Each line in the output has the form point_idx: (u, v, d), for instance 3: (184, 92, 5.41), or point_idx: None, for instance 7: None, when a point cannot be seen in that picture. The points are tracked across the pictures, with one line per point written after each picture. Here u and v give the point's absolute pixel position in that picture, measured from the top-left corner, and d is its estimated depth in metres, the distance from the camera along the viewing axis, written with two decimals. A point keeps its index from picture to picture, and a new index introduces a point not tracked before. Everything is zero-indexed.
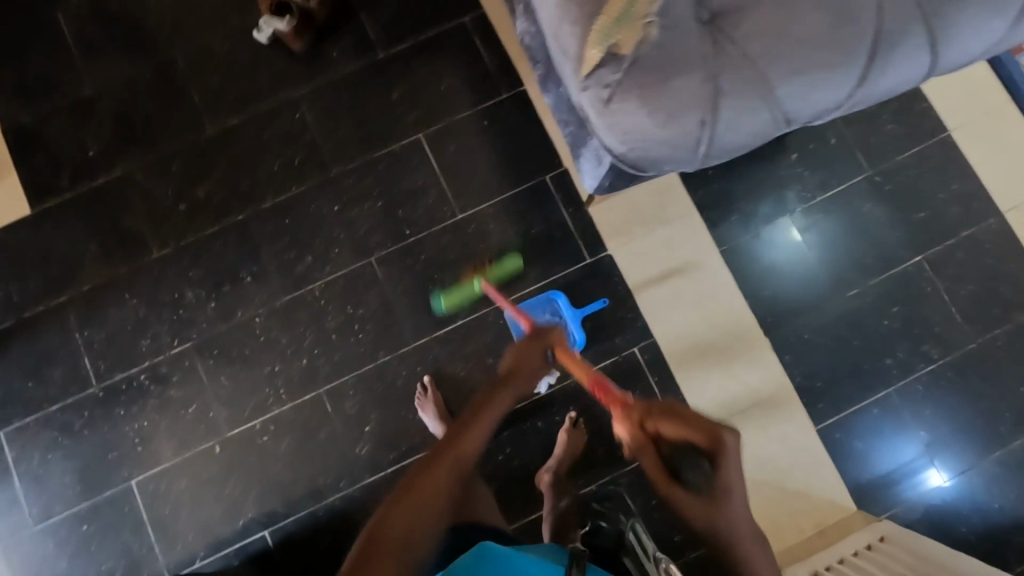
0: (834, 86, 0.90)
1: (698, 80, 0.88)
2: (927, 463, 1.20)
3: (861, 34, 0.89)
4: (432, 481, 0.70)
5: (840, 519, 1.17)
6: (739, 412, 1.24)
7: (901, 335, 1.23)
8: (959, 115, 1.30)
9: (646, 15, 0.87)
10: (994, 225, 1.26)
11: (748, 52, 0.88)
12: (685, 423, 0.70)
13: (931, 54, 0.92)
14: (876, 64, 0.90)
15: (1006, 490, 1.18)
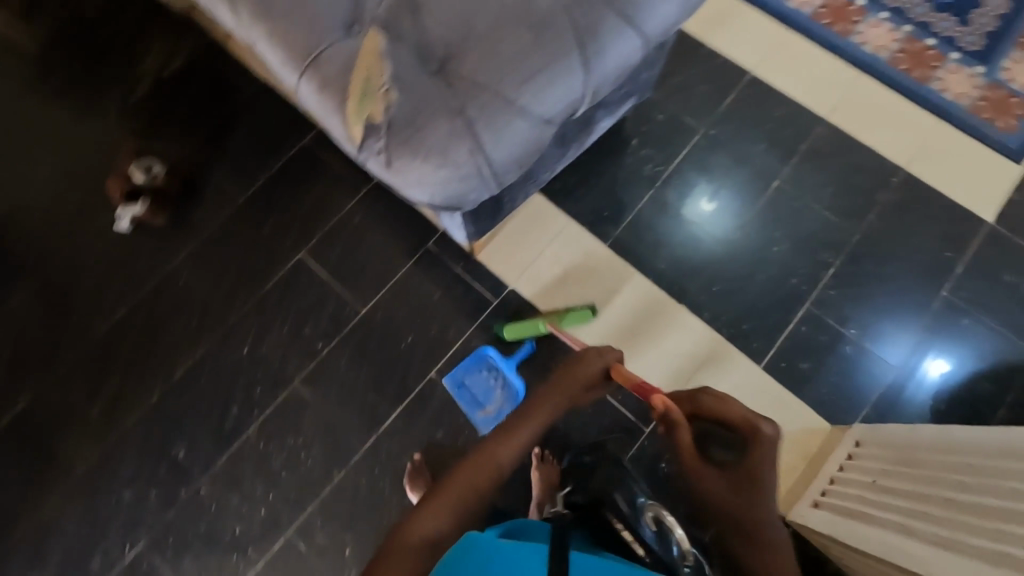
0: (566, 80, 0.70)
1: (446, 121, 0.68)
2: (912, 363, 1.29)
3: (562, 25, 0.71)
4: (470, 477, 0.75)
5: (819, 443, 1.23)
6: (687, 381, 1.29)
7: (792, 252, 1.37)
8: (754, 57, 1.52)
9: (381, 82, 0.69)
10: (824, 131, 1.45)
11: (483, 77, 0.69)
12: (733, 407, 0.85)
13: (642, 19, 0.73)
14: (595, 44, 0.71)
15: (972, 343, 1.29)
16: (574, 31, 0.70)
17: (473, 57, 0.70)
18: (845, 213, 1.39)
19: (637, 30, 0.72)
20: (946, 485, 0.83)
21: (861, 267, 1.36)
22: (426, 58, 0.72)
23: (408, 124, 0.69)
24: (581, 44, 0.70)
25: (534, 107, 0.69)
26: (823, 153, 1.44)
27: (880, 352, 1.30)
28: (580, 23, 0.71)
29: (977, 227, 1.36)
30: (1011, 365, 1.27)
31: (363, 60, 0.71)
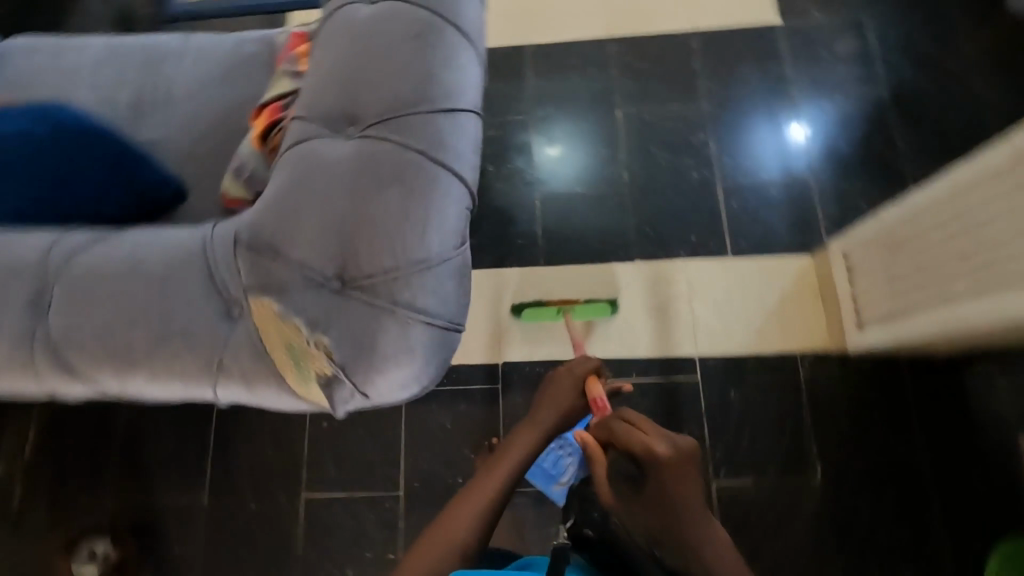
0: (450, 199, 0.65)
1: (388, 322, 0.62)
2: (789, 147, 1.40)
3: (406, 156, 0.65)
4: (451, 523, 0.79)
5: (813, 275, 1.31)
6: (689, 313, 1.31)
7: (676, 152, 1.43)
8: (518, 34, 1.56)
9: (305, 339, 0.62)
10: (617, 46, 1.52)
11: (381, 258, 0.62)
12: (638, 429, 0.75)
13: (459, 96, 0.69)
14: (445, 148, 0.66)
15: (829, 105, 1.43)
16: (426, 153, 0.65)
17: (359, 245, 0.62)
18: (684, 93, 1.47)
19: (469, 107, 0.69)
20: (944, 245, 0.90)
21: (728, 123, 1.44)
22: (319, 272, 0.62)
23: (359, 353, 0.62)
24: (436, 160, 0.66)
25: (448, 245, 0.64)
26: (631, 63, 1.50)
27: (761, 163, 1.40)
28: (419, 142, 0.65)
29: (774, 32, 1.50)
30: (880, 108, 1.41)
31: (269, 331, 0.64)
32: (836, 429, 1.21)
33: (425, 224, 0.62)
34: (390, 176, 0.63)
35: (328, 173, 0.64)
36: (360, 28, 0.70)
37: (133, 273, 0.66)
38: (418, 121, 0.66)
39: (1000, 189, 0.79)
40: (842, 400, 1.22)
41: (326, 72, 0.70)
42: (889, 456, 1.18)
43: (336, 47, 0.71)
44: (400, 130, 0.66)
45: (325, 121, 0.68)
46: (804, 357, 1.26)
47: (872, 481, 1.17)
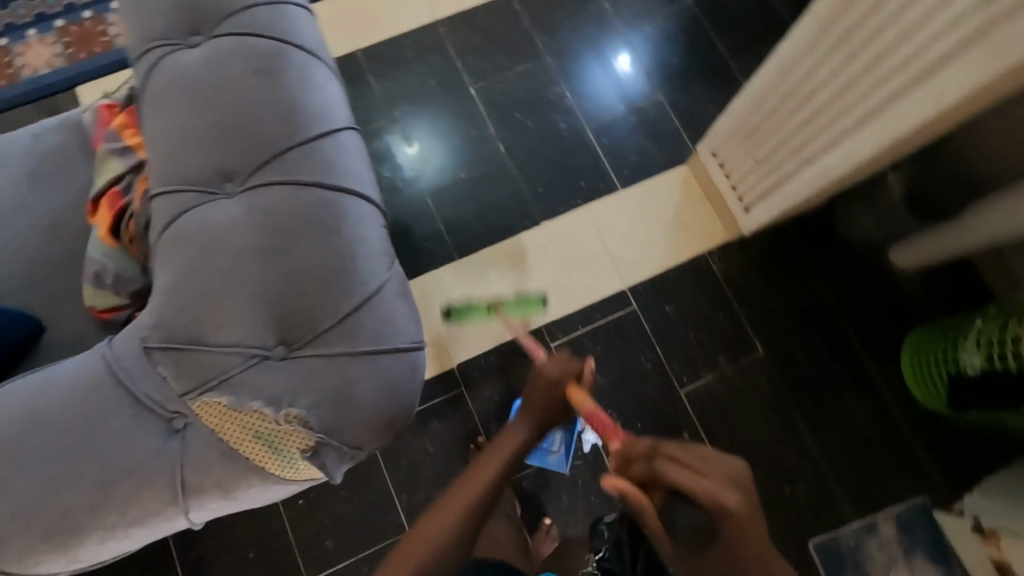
0: (367, 224, 0.62)
1: (356, 368, 0.58)
2: (623, 81, 1.49)
3: (305, 194, 0.60)
4: (432, 531, 0.69)
5: (694, 180, 1.42)
6: (604, 253, 1.37)
7: (538, 110, 1.46)
8: (344, 42, 1.49)
9: (272, 421, 0.54)
10: (447, 26, 1.51)
11: (322, 306, 0.58)
12: (698, 475, 0.59)
13: (333, 116, 0.64)
14: (341, 172, 0.62)
15: (649, 26, 1.54)
16: (323, 183, 0.61)
17: (292, 301, 0.57)
18: (525, 54, 1.49)
19: (346, 125, 0.65)
20: (796, 110, 1.02)
21: (575, 70, 1.49)
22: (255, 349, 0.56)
23: (340, 409, 0.56)
24: (337, 187, 0.62)
25: (382, 272, 0.61)
26: (466, 38, 1.50)
27: (605, 105, 1.47)
28: (313, 175, 0.61)
29: None
30: (694, 18, 1.54)
31: (226, 426, 0.56)
32: (759, 303, 1.35)
33: (354, 257, 0.59)
34: (298, 221, 0.59)
35: (224, 240, 0.57)
36: (194, 75, 0.63)
37: (38, 426, 0.57)
38: (302, 154, 0.61)
39: (831, 51, 0.91)
40: (754, 277, 1.36)
41: (170, 130, 0.62)
42: (805, 307, 1.35)
43: (169, 102, 0.62)
44: (287, 168, 0.60)
45: (195, 182, 0.60)
46: (713, 254, 1.38)
47: (799, 333, 1.33)
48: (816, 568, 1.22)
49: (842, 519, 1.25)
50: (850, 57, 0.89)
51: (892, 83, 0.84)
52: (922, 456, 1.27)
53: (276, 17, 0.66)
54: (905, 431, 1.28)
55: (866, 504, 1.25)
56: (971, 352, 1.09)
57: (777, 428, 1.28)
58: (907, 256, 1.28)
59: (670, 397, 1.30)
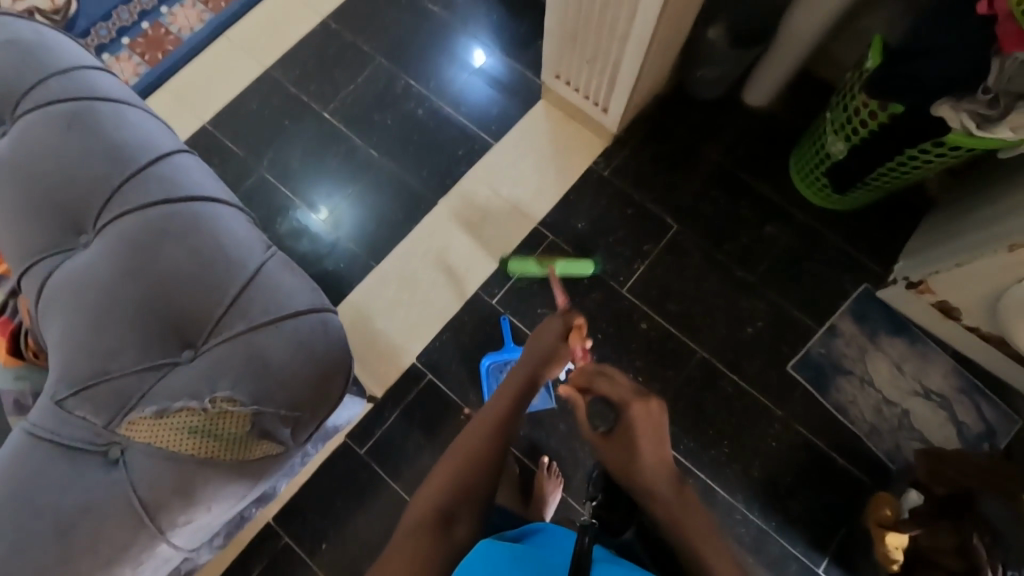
0: (224, 221, 0.80)
1: (252, 329, 0.75)
2: (468, 49, 1.57)
3: (159, 216, 0.77)
4: (464, 450, 0.73)
5: (555, 106, 1.50)
6: (505, 202, 1.44)
7: (393, 108, 1.52)
8: (189, 122, 1.51)
9: (208, 414, 0.70)
10: (279, 68, 1.55)
11: (203, 294, 0.75)
12: (620, 386, 0.74)
13: (160, 146, 0.82)
14: (183, 185, 0.80)
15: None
16: (168, 198, 0.79)
17: (177, 297, 0.75)
18: (360, 64, 1.55)
19: (177, 153, 0.82)
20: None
21: (412, 61, 1.56)
22: (169, 353, 0.74)
23: (250, 374, 0.73)
24: (183, 197, 0.79)
25: (252, 254, 0.79)
26: (300, 72, 1.55)
27: (459, 78, 1.55)
28: (160, 197, 0.78)
29: None
30: None
31: (161, 434, 0.70)
32: (654, 186, 1.44)
33: (217, 246, 0.77)
34: (157, 239, 0.76)
35: (108, 287, 0.74)
36: (24, 170, 0.78)
37: (9, 507, 0.68)
38: (140, 181, 0.78)
39: None
40: (640, 167, 1.46)
41: (21, 218, 0.77)
42: (696, 171, 1.45)
43: (4, 184, 0.78)
44: (134, 197, 0.78)
45: (60, 240, 0.77)
46: (598, 162, 1.46)
47: (699, 193, 1.44)
48: (802, 385, 1.30)
49: (805, 333, 1.33)
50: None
51: None
52: (846, 250, 1.38)
53: (76, 89, 0.81)
54: (823, 237, 1.39)
55: (817, 310, 1.35)
56: (835, 140, 1.20)
57: (717, 284, 1.37)
58: (756, 92, 1.44)
59: (617, 300, 1.36)
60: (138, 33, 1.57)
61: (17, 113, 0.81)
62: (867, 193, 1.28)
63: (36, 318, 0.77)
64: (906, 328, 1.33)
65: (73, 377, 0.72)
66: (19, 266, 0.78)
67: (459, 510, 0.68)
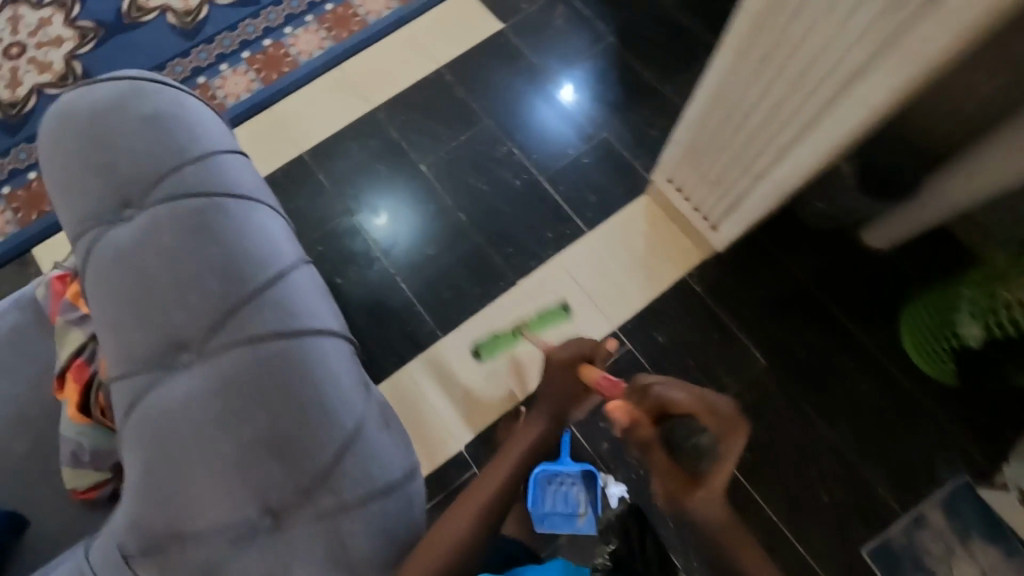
0: (332, 366, 0.71)
1: (338, 509, 0.67)
2: (563, 94, 1.54)
3: (267, 356, 0.69)
4: (469, 510, 0.78)
5: (658, 206, 1.42)
6: (586, 298, 1.37)
7: (491, 173, 1.48)
8: (288, 148, 1.51)
9: None
10: (386, 111, 1.53)
11: (293, 460, 0.66)
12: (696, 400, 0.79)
13: (281, 266, 0.74)
14: (296, 315, 0.72)
15: (580, 69, 1.57)
16: (280, 333, 0.70)
17: (266, 458, 0.66)
18: (467, 121, 1.52)
19: (297, 272, 0.74)
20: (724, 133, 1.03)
21: (517, 122, 1.52)
22: (247, 520, 0.65)
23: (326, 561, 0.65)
24: (295, 331, 0.71)
25: (353, 411, 0.71)
26: (406, 119, 1.52)
27: (552, 123, 1.52)
28: (271, 330, 0.70)
29: (504, 35, 1.60)
30: (620, 52, 1.58)
31: None
32: (749, 314, 1.35)
33: (320, 400, 0.69)
34: (260, 386, 0.68)
35: (200, 430, 0.66)
36: (140, 271, 0.71)
37: None
38: (257, 309, 0.71)
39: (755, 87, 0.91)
40: (737, 289, 1.36)
41: (125, 325, 0.71)
42: (794, 306, 1.35)
43: (114, 283, 0.72)
44: (247, 328, 0.70)
45: (160, 359, 0.70)
46: (692, 275, 1.38)
47: (792, 329, 1.33)
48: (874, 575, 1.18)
49: (884, 517, 1.21)
50: (764, 80, 0.88)
51: (816, 98, 0.83)
52: (947, 429, 1.24)
53: (209, 185, 0.74)
54: (925, 411, 1.26)
55: (906, 494, 1.22)
56: (970, 323, 1.07)
57: (795, 437, 1.26)
58: (879, 237, 1.31)
59: None
60: (258, 50, 1.58)
61: (143, 199, 0.74)
62: (951, 374, 1.19)
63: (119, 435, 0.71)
64: (1005, 537, 1.18)
65: (144, 530, 0.64)
66: (111, 371, 0.72)
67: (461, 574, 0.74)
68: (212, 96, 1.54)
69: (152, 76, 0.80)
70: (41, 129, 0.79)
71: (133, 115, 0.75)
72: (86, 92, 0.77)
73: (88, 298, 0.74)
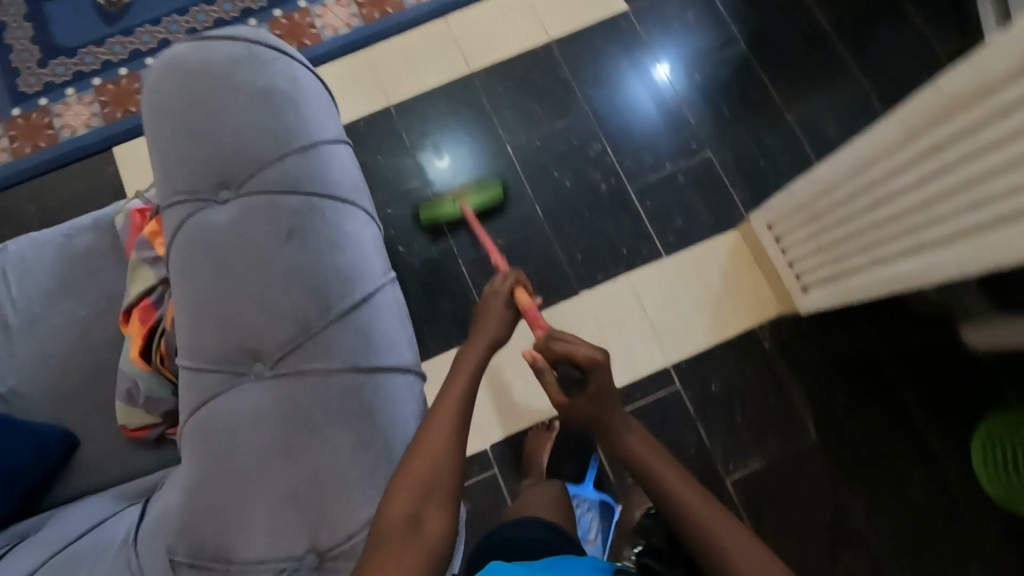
0: (399, 406, 0.71)
1: None
2: (659, 74, 1.43)
3: (339, 385, 0.70)
4: (423, 453, 0.67)
5: (746, 247, 1.33)
6: (645, 325, 1.31)
7: (578, 171, 1.39)
8: (375, 96, 1.44)
9: None
10: (483, 79, 1.44)
11: (351, 503, 0.66)
12: (576, 345, 0.83)
13: (367, 288, 0.74)
14: (373, 341, 0.72)
15: (698, 76, 1.43)
16: (354, 364, 0.70)
17: (324, 494, 0.66)
18: (565, 108, 1.42)
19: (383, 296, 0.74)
20: (846, 209, 0.94)
21: (616, 118, 1.41)
22: (292, 554, 0.64)
23: None
24: (368, 363, 0.71)
25: None
26: (502, 92, 1.43)
27: (643, 103, 1.42)
28: (346, 356, 0.70)
29: (625, 19, 1.47)
30: (747, 65, 1.43)
31: None
32: (812, 385, 1.27)
33: (383, 443, 0.68)
34: (328, 415, 0.68)
35: (261, 453, 0.67)
36: (229, 266, 0.72)
37: None
38: (336, 330, 0.71)
39: (917, 170, 0.79)
40: (807, 355, 1.28)
41: (205, 316, 0.71)
42: (867, 389, 1.26)
43: (203, 272, 0.72)
44: (323, 349, 0.70)
45: (232, 362, 0.71)
46: (763, 329, 1.30)
47: (855, 412, 1.25)
48: None
49: None
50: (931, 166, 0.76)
51: (988, 207, 0.71)
52: (996, 558, 1.16)
53: (310, 182, 0.74)
54: (978, 533, 1.18)
55: None
56: None
57: (830, 521, 1.21)
58: (978, 339, 1.19)
59: (715, 489, 1.22)
60: None
61: (241, 181, 0.75)
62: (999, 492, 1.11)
63: (180, 433, 0.73)
64: None
65: (194, 543, 0.65)
66: (182, 360, 0.73)
67: (434, 525, 0.63)
68: (310, 24, 1.47)
69: (271, 43, 0.80)
70: (151, 78, 0.80)
71: (248, 89, 0.76)
72: (204, 50, 0.78)
73: (172, 280, 0.75)
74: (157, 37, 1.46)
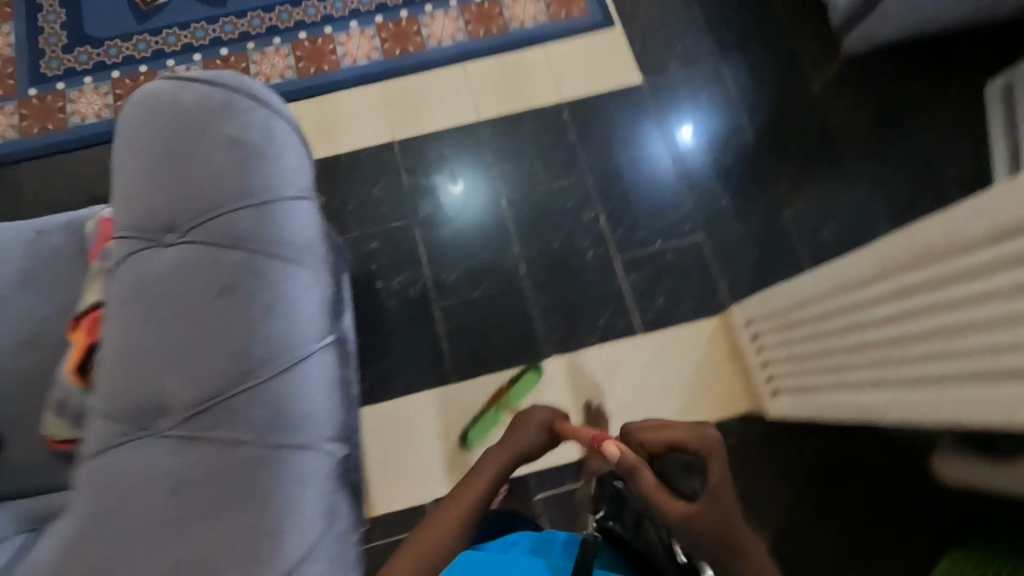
0: (299, 478, 0.70)
1: None
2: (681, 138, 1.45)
3: (240, 449, 0.70)
4: (424, 543, 0.73)
5: (725, 339, 1.31)
6: (610, 401, 1.28)
7: (568, 234, 1.38)
8: (383, 130, 1.45)
9: None
10: (491, 129, 1.45)
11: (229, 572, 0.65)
12: (678, 429, 0.71)
13: (295, 352, 0.74)
14: (287, 408, 0.72)
15: (703, 159, 1.43)
16: (259, 430, 0.70)
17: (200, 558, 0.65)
18: (566, 169, 1.42)
19: (309, 363, 0.74)
20: (817, 329, 0.93)
21: (615, 187, 1.41)
22: None
23: None
24: (275, 432, 0.71)
25: (299, 538, 0.67)
26: (507, 145, 1.44)
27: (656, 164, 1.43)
28: (253, 422, 0.71)
29: (639, 93, 1.48)
30: (753, 155, 1.43)
31: None
32: (772, 491, 1.22)
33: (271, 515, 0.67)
34: (221, 477, 0.68)
35: (148, 505, 0.67)
36: (159, 312, 0.73)
37: None
38: (250, 393, 0.71)
39: (886, 309, 0.78)
40: (771, 459, 1.24)
41: (124, 355, 0.72)
42: (828, 507, 1.21)
43: (131, 312, 0.73)
44: (234, 409, 0.71)
45: (141, 407, 0.71)
46: (729, 426, 1.26)
47: (811, 528, 1.20)
48: None
49: None
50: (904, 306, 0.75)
51: (951, 362, 0.69)
52: None
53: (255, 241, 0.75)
54: None
55: None
56: None
57: None
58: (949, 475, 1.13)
59: None
60: (393, 19, 1.52)
61: (188, 227, 0.77)
62: None
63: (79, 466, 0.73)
64: None
65: None
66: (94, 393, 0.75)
67: None
68: (332, 50, 1.50)
69: (252, 91, 0.82)
70: (128, 111, 0.83)
71: (216, 138, 0.78)
72: (179, 92, 0.81)
73: (105, 312, 0.76)
74: (183, 41, 1.49)
